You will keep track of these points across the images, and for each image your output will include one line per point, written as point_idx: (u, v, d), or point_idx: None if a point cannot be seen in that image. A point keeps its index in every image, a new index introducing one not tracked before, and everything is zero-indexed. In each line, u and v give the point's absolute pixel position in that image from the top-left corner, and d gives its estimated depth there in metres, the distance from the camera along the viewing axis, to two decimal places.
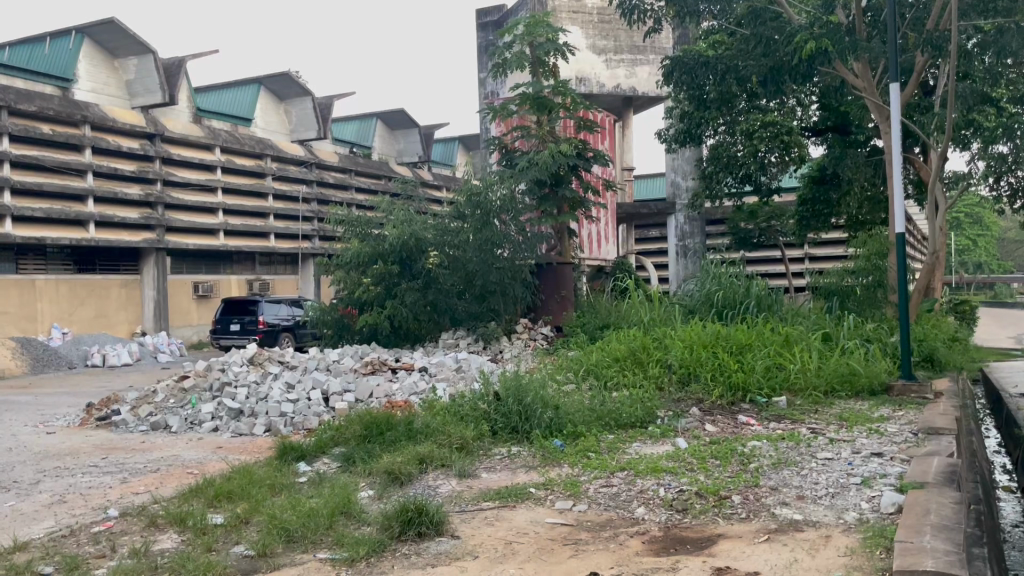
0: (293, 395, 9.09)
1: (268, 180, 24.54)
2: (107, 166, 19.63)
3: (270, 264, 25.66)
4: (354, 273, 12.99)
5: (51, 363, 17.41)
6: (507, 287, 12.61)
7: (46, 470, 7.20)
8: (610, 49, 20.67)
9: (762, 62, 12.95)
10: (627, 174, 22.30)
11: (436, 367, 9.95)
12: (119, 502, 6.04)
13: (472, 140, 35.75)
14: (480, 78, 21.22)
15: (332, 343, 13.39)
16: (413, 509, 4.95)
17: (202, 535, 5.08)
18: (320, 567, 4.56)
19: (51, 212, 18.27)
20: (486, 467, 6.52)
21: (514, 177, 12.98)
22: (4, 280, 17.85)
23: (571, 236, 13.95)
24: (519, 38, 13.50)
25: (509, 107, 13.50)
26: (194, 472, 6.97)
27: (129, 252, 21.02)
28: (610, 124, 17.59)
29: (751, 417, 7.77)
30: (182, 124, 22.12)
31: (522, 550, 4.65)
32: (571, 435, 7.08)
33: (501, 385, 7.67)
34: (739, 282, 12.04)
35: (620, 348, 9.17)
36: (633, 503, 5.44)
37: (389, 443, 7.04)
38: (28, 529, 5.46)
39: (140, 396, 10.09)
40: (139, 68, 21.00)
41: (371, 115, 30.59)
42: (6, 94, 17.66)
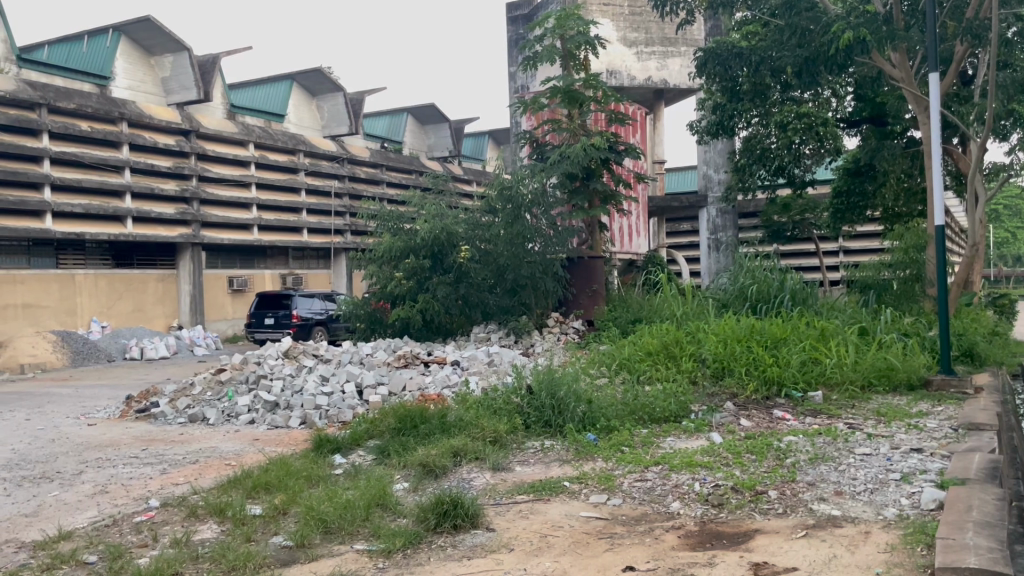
0: (327, 388, 9.20)
1: (300, 175, 24.78)
2: (143, 163, 19.92)
3: (303, 259, 25.89)
4: (386, 267, 13.06)
5: (90, 356, 17.62)
6: (538, 281, 12.60)
7: (88, 461, 7.35)
8: (642, 41, 20.55)
9: (798, 52, 12.81)
10: (659, 167, 22.17)
11: (468, 360, 9.98)
12: (159, 492, 6.15)
13: (502, 134, 35.70)
14: (510, 73, 21.27)
15: (365, 336, 13.50)
16: (449, 502, 4.98)
17: (241, 526, 5.16)
18: (358, 557, 4.61)
19: (90, 208, 18.58)
20: (519, 460, 6.54)
21: (544, 171, 12.98)
22: (45, 275, 18.24)
23: (602, 230, 13.86)
24: (550, 32, 13.43)
25: (540, 101, 13.45)
26: (231, 463, 7.07)
27: (166, 247, 21.39)
28: (642, 116, 17.50)
29: (787, 412, 7.70)
30: (215, 121, 22.32)
31: (557, 543, 4.66)
32: (605, 429, 7.07)
33: (534, 379, 7.68)
34: (773, 276, 11.95)
35: (652, 342, 9.13)
36: (667, 497, 5.42)
37: (422, 436, 7.08)
38: (72, 518, 5.59)
39: (178, 389, 10.23)
40: (175, 65, 21.26)
41: (402, 110, 30.67)
42: (46, 91, 17.98)
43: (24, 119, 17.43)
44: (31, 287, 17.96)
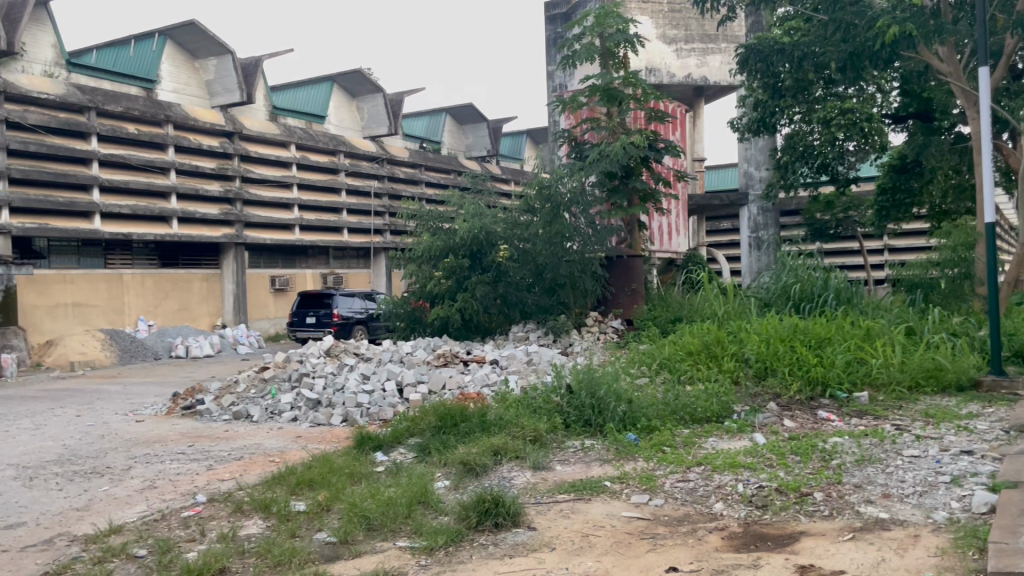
0: (368, 386, 9.31)
1: (341, 176, 25.05)
2: (188, 164, 20.28)
3: (343, 258, 26.21)
4: (425, 266, 13.15)
5: (138, 353, 18.00)
6: (577, 280, 12.57)
7: (137, 457, 7.51)
8: (681, 38, 20.40)
9: (842, 47, 12.66)
10: (699, 165, 21.96)
11: (507, 359, 9.99)
12: (206, 488, 6.26)
13: (540, 134, 35.66)
14: (548, 72, 21.26)
15: (404, 335, 13.60)
16: (490, 500, 5.00)
17: (286, 521, 5.23)
18: (400, 555, 4.64)
19: (137, 209, 18.97)
20: (560, 460, 6.52)
21: (583, 170, 12.94)
22: (94, 275, 18.65)
23: (642, 229, 13.76)
24: (588, 30, 13.37)
25: (579, 99, 13.42)
26: (276, 460, 7.18)
27: (210, 247, 21.78)
28: (682, 114, 17.39)
29: (832, 412, 7.59)
30: (259, 122, 22.78)
31: (599, 543, 4.64)
32: (646, 429, 7.03)
33: (574, 378, 7.66)
34: (817, 275, 11.79)
35: (693, 341, 9.05)
36: (710, 498, 5.37)
37: (463, 434, 7.11)
38: (122, 513, 5.71)
39: (223, 386, 10.41)
40: (219, 68, 21.59)
41: (441, 111, 30.78)
42: (94, 95, 18.40)
43: (74, 122, 17.84)
44: (80, 285, 18.35)
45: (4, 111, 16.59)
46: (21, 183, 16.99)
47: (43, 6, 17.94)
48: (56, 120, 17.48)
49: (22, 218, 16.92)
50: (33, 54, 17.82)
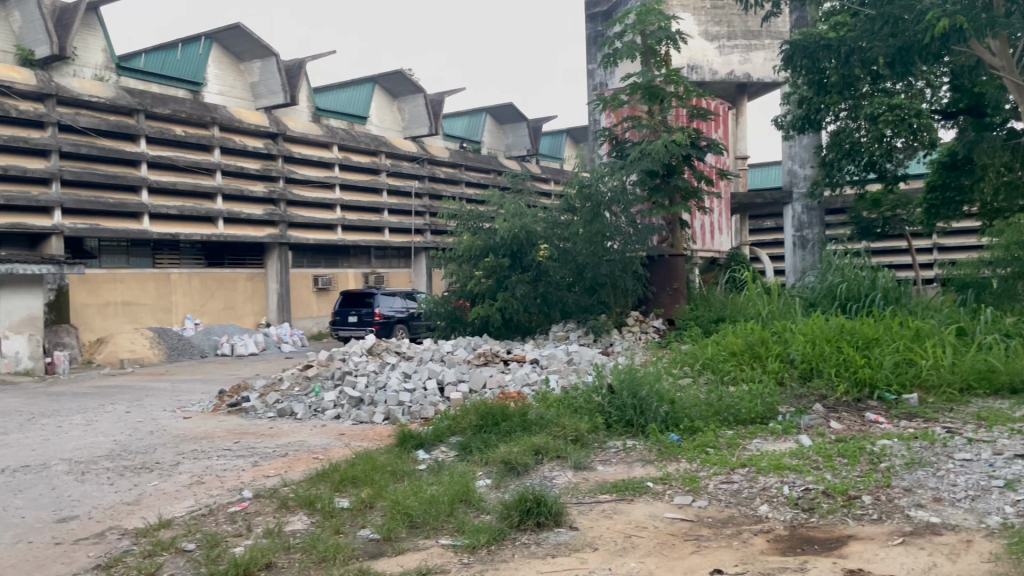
0: (410, 385, 9.37)
1: (382, 176, 25.30)
2: (234, 165, 20.62)
3: (384, 258, 26.44)
4: (466, 266, 13.19)
5: (184, 351, 18.37)
6: (618, 279, 12.49)
7: (185, 452, 7.65)
8: (724, 35, 20.20)
9: (891, 42, 12.54)
10: (741, 164, 21.71)
11: (547, 359, 9.98)
12: (251, 484, 6.36)
13: (580, 133, 35.54)
14: (589, 70, 21.20)
15: (445, 334, 13.66)
16: (532, 499, 4.99)
17: (330, 518, 5.29)
18: (442, 552, 4.66)
19: (184, 210, 19.34)
20: (602, 460, 6.49)
21: (624, 168, 12.88)
22: (143, 274, 19.06)
23: (683, 228, 13.63)
24: (630, 28, 13.27)
25: (620, 98, 13.35)
26: (320, 457, 7.26)
27: (255, 247, 22.14)
28: (725, 112, 17.21)
29: (880, 415, 7.44)
30: (303, 123, 23.07)
31: (642, 544, 4.61)
32: (688, 429, 6.96)
33: (615, 378, 7.62)
34: (864, 275, 11.58)
35: (736, 342, 8.96)
36: (755, 500, 5.30)
37: (504, 433, 7.11)
38: (171, 507, 5.82)
39: (267, 384, 10.56)
40: (263, 70, 21.90)
41: (481, 110, 30.83)
42: (143, 98, 18.78)
43: (124, 125, 18.24)
44: (129, 285, 18.76)
45: (56, 114, 17.03)
46: (73, 184, 17.42)
47: (94, 11, 18.36)
48: (106, 122, 17.89)
49: (74, 219, 17.37)
50: (84, 58, 18.24)
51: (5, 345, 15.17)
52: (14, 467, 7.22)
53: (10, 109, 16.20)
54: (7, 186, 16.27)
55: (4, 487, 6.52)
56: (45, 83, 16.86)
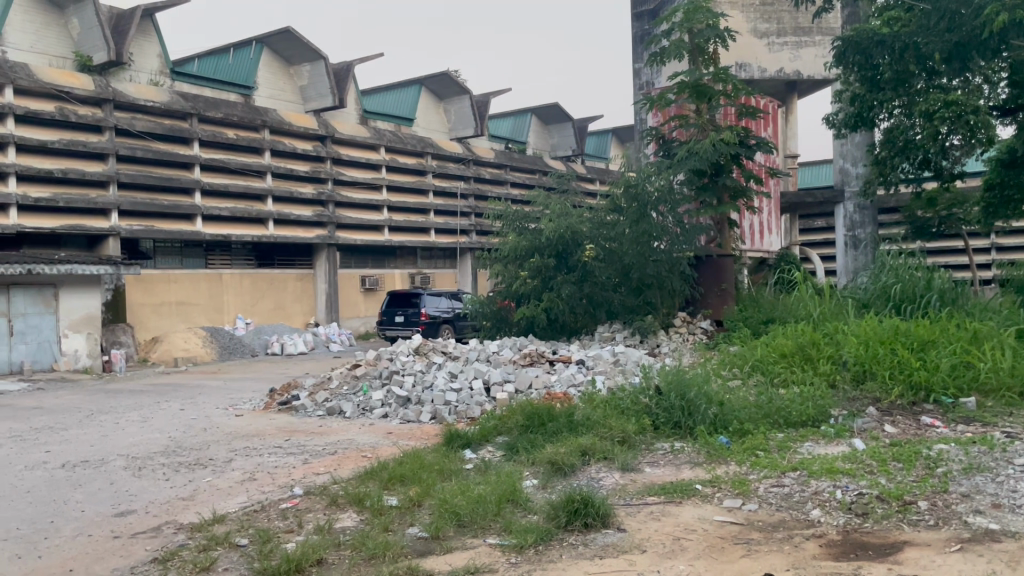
0: (456, 384, 9.43)
1: (428, 177, 25.51)
2: (284, 168, 21.01)
3: (430, 259, 26.65)
4: (512, 266, 13.20)
5: (236, 351, 18.72)
6: (665, 280, 12.39)
7: (237, 450, 7.80)
8: (773, 32, 19.91)
9: (947, 38, 12.93)
10: (791, 162, 21.38)
11: (593, 360, 9.94)
12: (302, 481, 6.46)
13: (626, 132, 35.31)
14: (635, 70, 21.09)
15: (491, 334, 13.72)
16: (580, 500, 4.98)
17: (379, 516, 5.34)
18: (490, 552, 4.67)
19: (236, 211, 19.76)
20: (649, 461, 6.45)
21: (671, 168, 12.78)
22: (196, 275, 19.48)
23: (732, 228, 13.45)
24: (677, 26, 13.14)
25: (667, 97, 13.24)
26: (368, 455, 7.34)
27: (304, 248, 22.49)
28: (775, 110, 16.97)
29: (936, 419, 7.26)
30: (351, 126, 23.34)
31: (691, 547, 4.57)
32: (737, 432, 6.86)
33: (663, 379, 7.57)
34: (919, 275, 11.32)
35: (786, 344, 8.83)
36: (807, 504, 5.21)
37: (550, 434, 7.10)
38: (225, 503, 5.94)
39: (317, 382, 10.72)
40: (312, 74, 22.17)
41: (527, 111, 30.83)
42: (196, 102, 19.19)
43: (178, 128, 18.67)
44: (183, 285, 19.19)
45: (113, 118, 17.48)
46: (129, 187, 17.87)
47: (149, 17, 18.80)
48: (161, 126, 18.31)
49: (130, 221, 17.82)
50: (140, 64, 18.69)
51: (65, 343, 15.64)
52: (74, 462, 7.44)
53: (70, 114, 16.69)
54: (66, 189, 16.75)
55: (64, 482, 6.72)
56: (103, 88, 17.34)
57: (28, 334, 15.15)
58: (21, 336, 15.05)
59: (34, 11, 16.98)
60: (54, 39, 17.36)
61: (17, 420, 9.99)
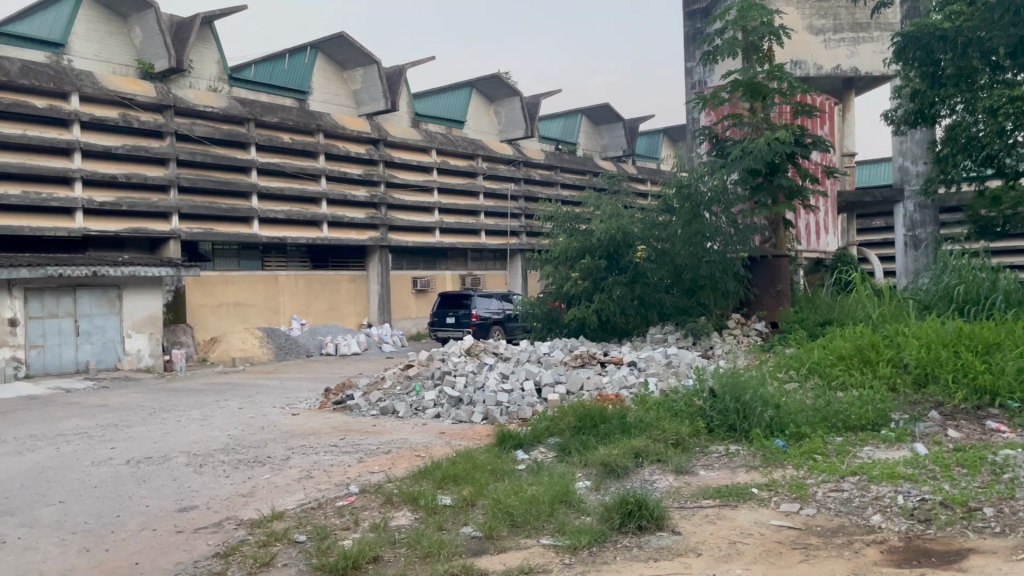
0: (507, 385, 9.46)
1: (479, 179, 25.65)
2: (338, 171, 21.36)
3: (480, 260, 26.79)
4: (562, 267, 13.18)
5: (291, 351, 19.08)
6: (718, 281, 12.24)
7: (294, 448, 7.94)
8: (829, 28, 19.52)
9: (1012, 32, 12.40)
10: (849, 161, 20.94)
11: (645, 361, 9.88)
12: (357, 479, 6.55)
13: (678, 132, 34.96)
14: (687, 69, 20.90)
15: (541, 335, 13.72)
16: (634, 502, 4.96)
17: (433, 515, 5.40)
18: (544, 552, 4.68)
19: (292, 214, 20.16)
20: (703, 464, 6.39)
21: (725, 167, 12.65)
22: (253, 277, 19.90)
23: (787, 228, 13.25)
24: (731, 24, 12.97)
25: (720, 96, 13.07)
26: (421, 454, 7.43)
27: (357, 250, 22.80)
28: (831, 108, 16.65)
29: (1002, 424, 7.06)
30: (403, 129, 23.58)
31: (747, 551, 4.51)
32: (794, 435, 6.74)
33: (717, 382, 7.47)
34: (983, 275, 10.99)
35: (845, 346, 8.65)
36: (867, 509, 5.11)
37: (603, 436, 7.06)
38: (282, 500, 6.06)
39: (370, 382, 10.85)
40: (365, 78, 22.44)
41: (577, 111, 30.75)
42: (253, 107, 19.61)
43: (235, 133, 19.11)
44: (241, 287, 19.61)
45: (173, 124, 17.96)
46: (188, 191, 18.34)
47: (208, 25, 19.24)
48: (219, 131, 18.76)
49: (190, 224, 18.31)
50: (199, 70, 19.15)
51: (128, 343, 16.10)
52: (138, 458, 7.67)
53: (132, 120, 17.20)
54: (129, 193, 17.25)
55: (129, 478, 6.92)
56: (163, 95, 17.81)
57: (93, 334, 15.64)
58: (87, 336, 15.55)
59: (98, 21, 17.52)
60: (118, 48, 17.88)
61: (85, 417, 10.33)
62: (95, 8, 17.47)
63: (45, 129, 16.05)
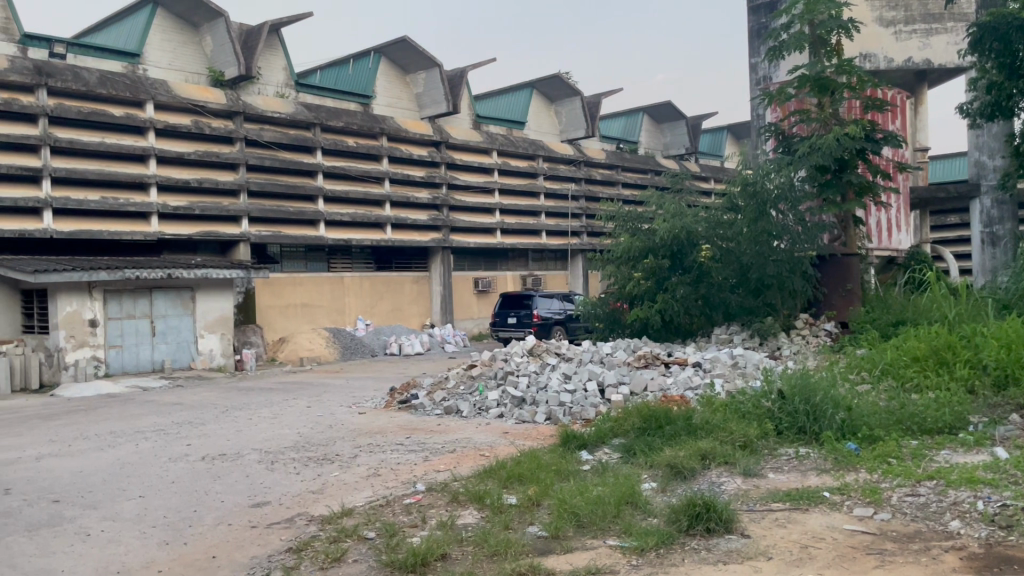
0: (570, 385, 9.45)
1: (540, 180, 25.67)
2: (401, 174, 21.66)
3: (542, 260, 26.81)
4: (625, 267, 13.08)
5: (357, 351, 19.42)
6: (786, 280, 12.00)
7: (361, 446, 8.09)
8: (901, 20, 18.97)
9: None
10: (922, 156, 20.28)
11: (710, 362, 9.77)
12: (424, 477, 6.64)
13: (743, 129, 34.39)
14: (751, 65, 20.56)
15: (603, 336, 13.64)
16: (702, 505, 4.91)
17: (499, 513, 5.44)
18: (611, 552, 4.68)
19: (356, 216, 20.51)
20: (772, 467, 6.27)
21: (792, 164, 12.41)
22: (319, 278, 20.30)
23: (857, 225, 12.94)
24: (798, 17, 12.67)
25: (787, 91, 12.77)
26: (486, 453, 7.49)
27: (420, 251, 23.06)
28: (903, 102, 16.16)
29: None
30: (464, 131, 23.75)
31: (820, 555, 4.42)
32: (867, 438, 6.58)
33: (786, 383, 7.32)
34: None
35: (920, 346, 8.40)
36: (945, 515, 4.95)
37: (669, 437, 6.99)
38: (352, 497, 6.18)
39: (434, 382, 10.97)
40: (427, 81, 22.65)
41: (639, 110, 30.52)
42: (319, 112, 20.01)
43: (302, 138, 19.54)
44: (308, 288, 20.04)
45: (243, 130, 18.46)
46: (258, 195, 18.83)
47: (276, 33, 19.71)
48: (287, 136, 19.21)
49: (259, 227, 18.79)
50: (267, 77, 19.62)
51: (201, 344, 16.61)
52: (212, 455, 7.90)
53: (204, 127, 17.73)
54: (201, 197, 17.79)
55: (205, 474, 7.14)
56: (233, 102, 18.31)
57: (168, 334, 16.17)
58: (163, 336, 16.08)
59: (172, 31, 18.11)
60: (190, 57, 18.45)
61: (161, 415, 10.68)
62: (169, 18, 18.06)
63: (122, 137, 16.63)
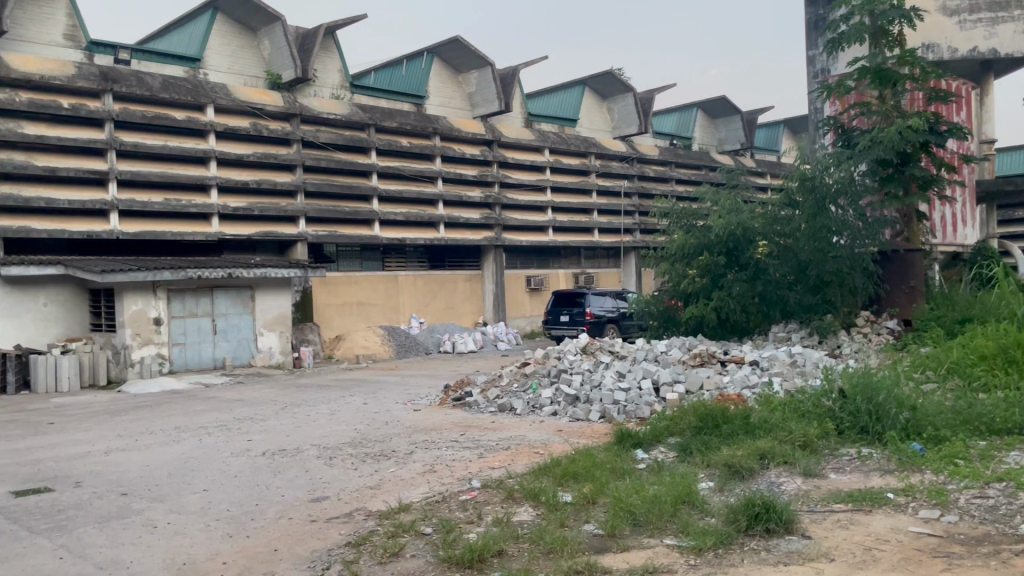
0: (625, 384, 9.39)
1: (592, 177, 25.59)
2: (454, 173, 21.79)
3: (594, 258, 26.71)
4: (679, 265, 12.92)
5: (411, 349, 19.62)
6: (846, 276, 11.74)
7: (417, 442, 8.18)
8: (965, 8, 18.29)
9: None
10: (988, 147, 19.62)
11: (768, 360, 9.60)
12: (479, 474, 6.68)
13: (800, 122, 33.74)
14: (808, 58, 20.14)
15: (658, 334, 13.51)
16: (761, 505, 4.85)
17: (555, 511, 5.44)
18: (668, 552, 4.64)
19: (410, 215, 20.71)
20: (834, 468, 6.15)
21: (852, 159, 12.15)
22: (374, 277, 20.56)
23: (919, 220, 12.64)
24: (858, 8, 12.36)
25: (846, 84, 12.50)
26: (541, 451, 7.50)
27: (473, 249, 23.18)
28: (968, 92, 15.68)
29: None
30: (517, 129, 23.78)
31: (883, 558, 4.32)
32: (933, 438, 6.39)
33: (847, 382, 7.16)
34: None
35: (987, 345, 8.13)
36: (1016, 517, 4.79)
37: (726, 437, 6.90)
38: (408, 492, 6.25)
39: (488, 380, 11.01)
40: (479, 80, 22.73)
41: (692, 106, 30.16)
42: (373, 113, 20.26)
43: (357, 138, 19.82)
44: (363, 286, 20.32)
45: (300, 131, 18.79)
46: (314, 195, 19.15)
47: (331, 35, 19.99)
48: (343, 137, 19.51)
49: (316, 227, 19.11)
50: (323, 79, 19.93)
51: (260, 341, 16.95)
52: (273, 450, 8.08)
53: (262, 129, 18.11)
54: (260, 198, 18.17)
55: (267, 468, 7.30)
56: (290, 104, 18.66)
57: (229, 333, 16.54)
58: (223, 334, 16.46)
59: (230, 35, 18.52)
60: (248, 60, 18.84)
61: (223, 411, 10.94)
62: (228, 23, 18.47)
63: (184, 139, 17.07)
